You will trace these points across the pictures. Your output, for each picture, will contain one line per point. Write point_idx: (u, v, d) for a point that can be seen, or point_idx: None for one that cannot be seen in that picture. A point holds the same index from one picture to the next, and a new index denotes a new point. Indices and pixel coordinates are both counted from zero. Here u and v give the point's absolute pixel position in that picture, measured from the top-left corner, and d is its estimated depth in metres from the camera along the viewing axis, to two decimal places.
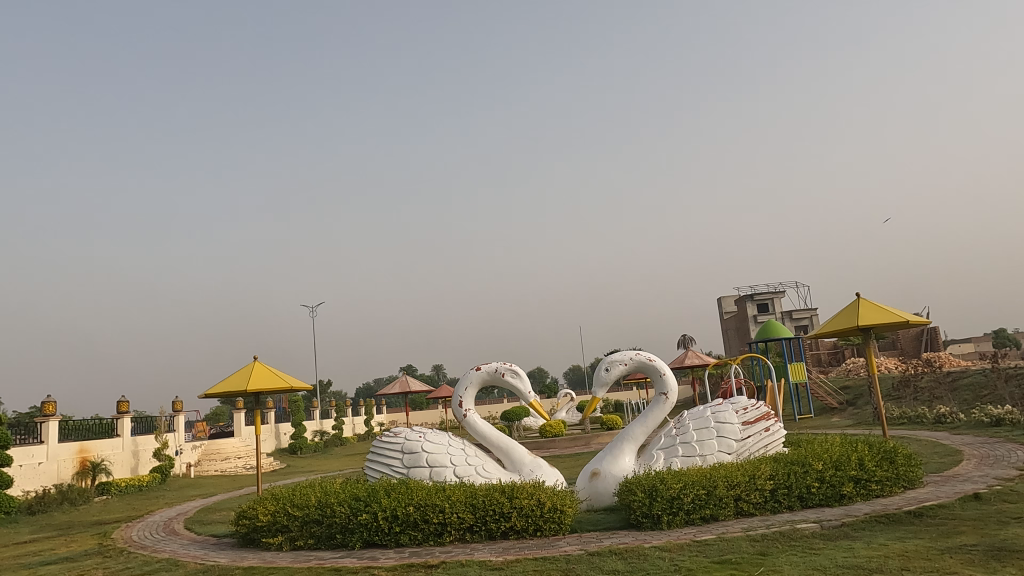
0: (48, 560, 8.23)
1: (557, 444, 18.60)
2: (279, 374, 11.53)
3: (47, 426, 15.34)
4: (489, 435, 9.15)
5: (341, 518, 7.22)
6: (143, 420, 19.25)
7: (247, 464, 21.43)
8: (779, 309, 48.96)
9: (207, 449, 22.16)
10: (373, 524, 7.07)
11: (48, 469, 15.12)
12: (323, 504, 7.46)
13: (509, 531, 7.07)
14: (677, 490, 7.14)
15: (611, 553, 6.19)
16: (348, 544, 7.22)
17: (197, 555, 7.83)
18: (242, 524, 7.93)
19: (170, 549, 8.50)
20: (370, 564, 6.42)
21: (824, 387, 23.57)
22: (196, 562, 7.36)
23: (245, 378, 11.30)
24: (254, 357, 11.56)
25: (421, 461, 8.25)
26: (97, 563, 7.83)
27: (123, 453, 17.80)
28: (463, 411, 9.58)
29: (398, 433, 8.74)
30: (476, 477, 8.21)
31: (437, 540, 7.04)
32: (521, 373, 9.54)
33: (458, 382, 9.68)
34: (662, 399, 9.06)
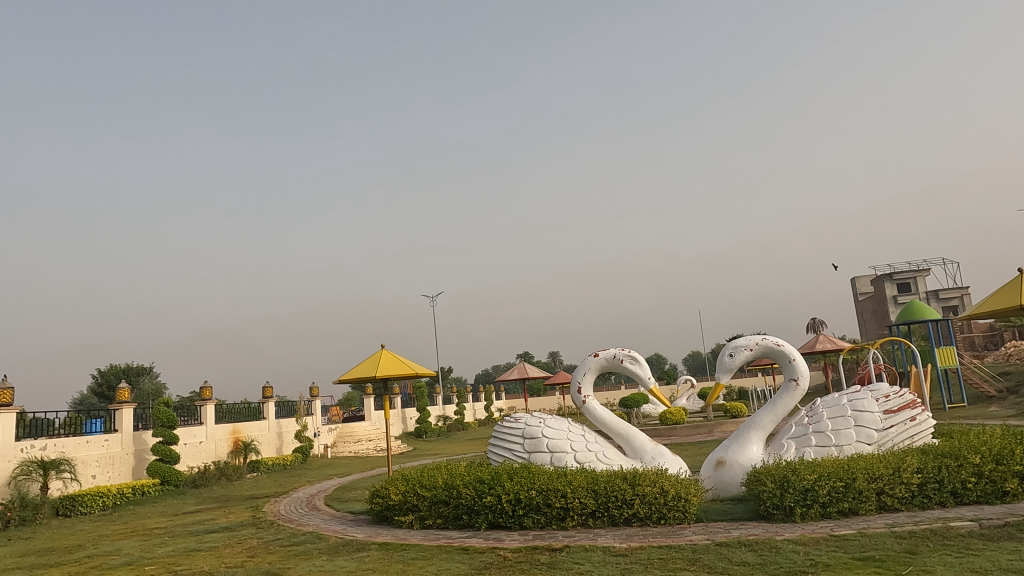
0: (212, 529, 9.15)
1: (678, 431, 18.18)
2: (405, 362, 12.06)
3: (205, 409, 17.04)
4: (609, 421, 9.10)
5: (467, 499, 7.48)
6: (285, 404, 20.89)
7: (378, 446, 22.67)
8: (923, 289, 44.93)
9: (342, 432, 23.64)
10: (497, 506, 7.28)
11: (208, 447, 16.84)
12: (449, 486, 7.76)
13: (632, 518, 7.02)
14: (811, 481, 6.76)
15: (739, 544, 5.98)
16: (474, 525, 7.47)
17: (337, 529, 8.40)
18: (376, 502, 8.41)
19: (314, 523, 9.17)
20: (496, 544, 6.60)
21: (979, 373, 21.36)
22: (336, 536, 7.90)
23: (374, 365, 11.93)
24: (382, 346, 12.16)
25: (542, 446, 8.37)
26: (252, 533, 8.60)
27: (269, 434, 19.46)
28: (582, 397, 9.56)
29: (518, 418, 8.92)
30: (597, 464, 8.21)
31: (559, 525, 7.11)
32: (640, 359, 9.40)
33: (576, 369, 9.69)
34: (792, 386, 8.59)
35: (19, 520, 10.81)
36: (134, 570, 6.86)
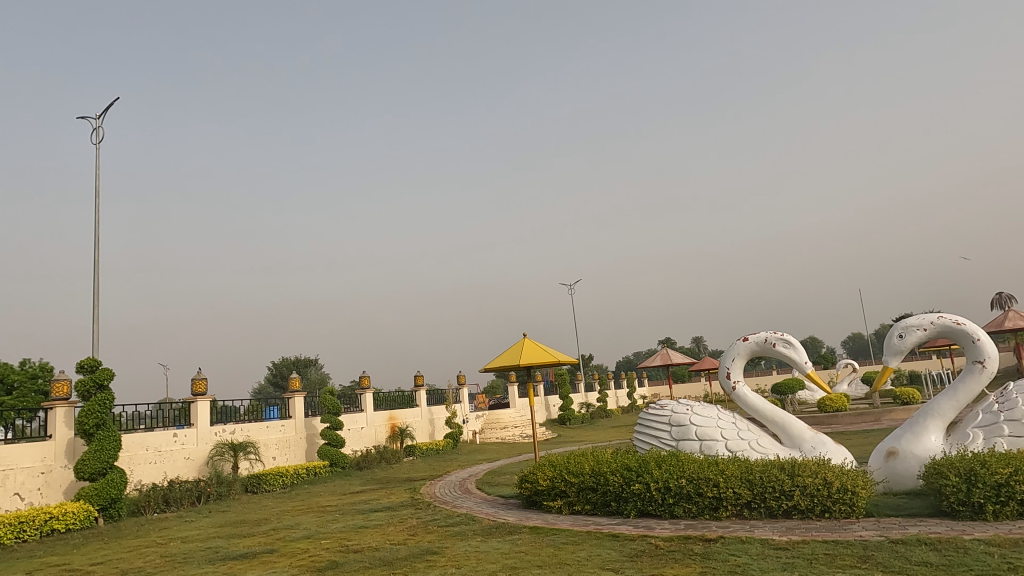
0: (376, 508, 9.85)
1: (840, 419, 16.89)
2: (547, 350, 12.22)
3: (364, 397, 18.34)
4: (763, 408, 8.64)
5: (615, 486, 7.46)
6: (436, 392, 21.97)
7: (523, 432, 23.19)
8: None
9: (489, 419, 24.47)
10: (646, 494, 7.18)
11: (369, 432, 18.14)
12: (597, 472, 7.78)
13: (792, 511, 6.64)
14: (1006, 475, 6.01)
15: (918, 542, 5.46)
16: (623, 512, 7.43)
17: (489, 512, 8.72)
18: (525, 487, 8.60)
19: (467, 505, 9.59)
20: (647, 532, 6.52)
21: None
22: (489, 519, 8.20)
23: (517, 354, 12.20)
24: (524, 335, 12.39)
25: (691, 434, 8.13)
26: (411, 514, 9.14)
27: (422, 420, 20.59)
28: (731, 384, 9.16)
29: (664, 406, 8.73)
30: (750, 453, 7.85)
31: (713, 515, 6.88)
32: (795, 343, 8.83)
33: (724, 354, 9.30)
34: (977, 368, 7.66)
35: (216, 495, 12.30)
36: (312, 543, 7.54)
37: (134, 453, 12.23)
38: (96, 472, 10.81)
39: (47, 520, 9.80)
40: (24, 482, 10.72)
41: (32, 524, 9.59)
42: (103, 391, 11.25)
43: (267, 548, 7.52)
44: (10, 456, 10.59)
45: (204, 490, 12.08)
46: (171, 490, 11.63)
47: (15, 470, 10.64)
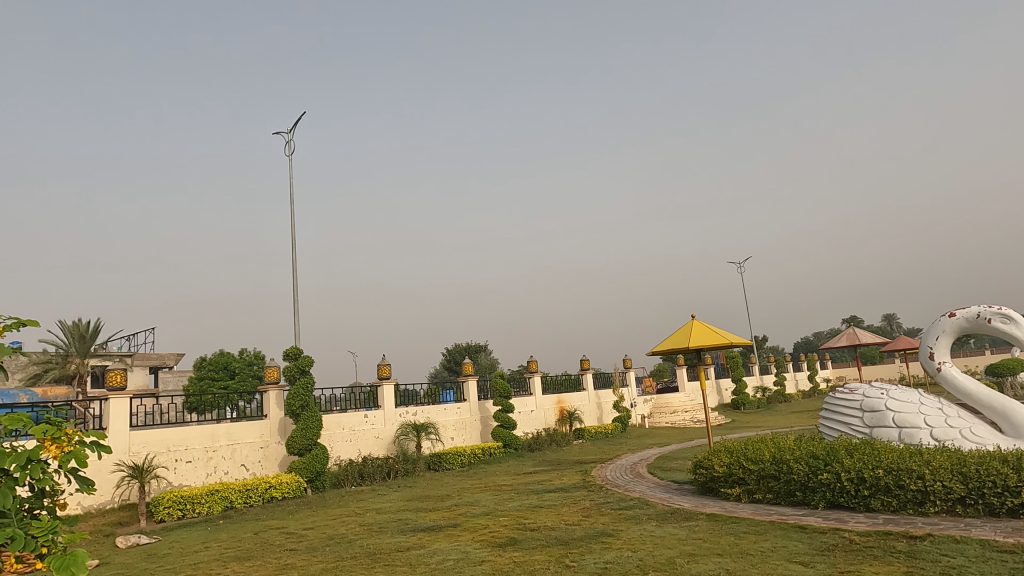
0: (550, 489, 10.10)
1: None
2: (718, 332, 11.70)
3: (533, 380, 18.82)
4: (977, 392, 7.62)
5: (800, 475, 7.00)
6: (603, 375, 22.01)
7: (695, 417, 22.49)
8: None
9: (657, 403, 24.07)
10: (837, 484, 6.65)
11: (539, 415, 18.61)
12: (779, 460, 7.35)
13: (1019, 509, 5.79)
14: None
15: None
16: (810, 503, 6.95)
17: (664, 497, 8.58)
18: (700, 473, 8.35)
19: (640, 489, 9.52)
20: (839, 526, 6.04)
21: None
22: (663, 504, 8.07)
23: (686, 336, 11.82)
24: (692, 316, 11.98)
25: (888, 421, 7.39)
26: (585, 496, 9.24)
27: (589, 404, 20.74)
28: (936, 365, 8.17)
29: (854, 390, 8.02)
30: (962, 442, 6.97)
31: (918, 510, 6.20)
32: (1017, 317, 7.65)
33: (927, 332, 8.32)
34: None
35: (404, 471, 13.31)
36: (491, 520, 7.91)
37: (333, 432, 13.61)
38: (304, 448, 12.16)
39: (267, 488, 11.24)
40: (249, 455, 12.36)
41: (256, 491, 11.07)
42: (305, 376, 12.64)
43: (451, 522, 8.01)
44: (237, 432, 12.26)
45: (393, 467, 13.14)
46: (365, 466, 12.78)
47: (241, 444, 12.30)
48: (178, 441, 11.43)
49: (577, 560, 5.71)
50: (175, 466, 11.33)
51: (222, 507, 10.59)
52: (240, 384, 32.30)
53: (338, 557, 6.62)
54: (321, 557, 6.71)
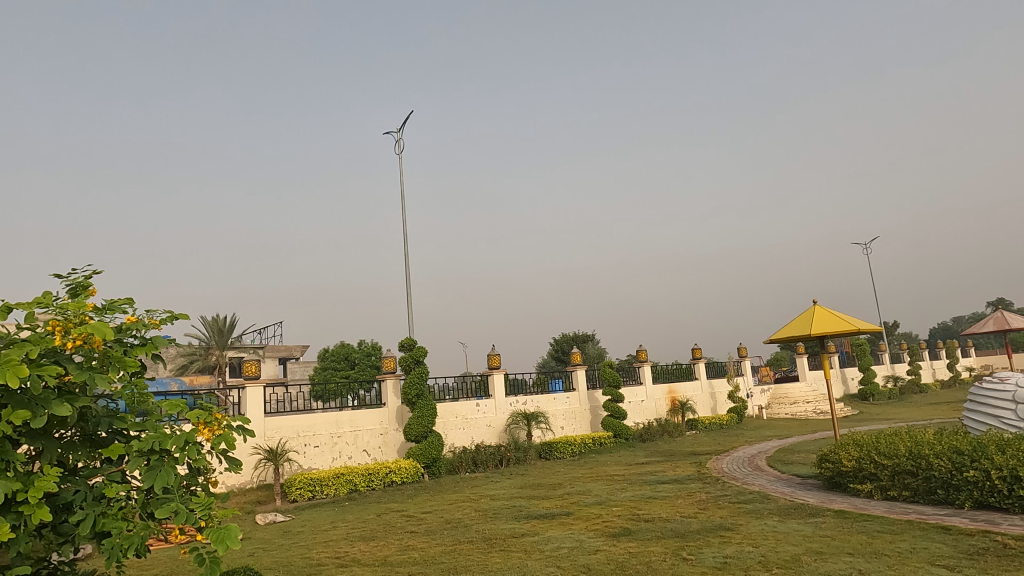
0: (663, 480, 9.91)
1: None
2: (844, 317, 10.98)
3: (642, 369, 18.51)
4: None
5: (942, 472, 6.45)
6: (716, 364, 21.29)
7: (818, 407, 21.27)
8: None
9: (776, 393, 23.00)
10: (986, 483, 6.07)
11: (650, 405, 18.30)
12: (916, 454, 6.80)
13: None
14: None
15: None
16: (954, 503, 6.39)
17: (786, 492, 8.20)
18: (826, 467, 7.90)
19: (759, 483, 9.14)
20: (990, 528, 5.51)
21: None
22: (786, 498, 7.70)
23: (808, 322, 11.18)
24: (814, 302, 11.31)
25: None
26: (700, 488, 9.00)
27: (702, 394, 20.14)
28: None
29: (1005, 379, 7.26)
30: None
31: None
32: None
33: None
34: None
35: (516, 459, 13.53)
36: (604, 509, 7.88)
37: (447, 420, 14.05)
38: (420, 435, 12.65)
39: (388, 473, 11.80)
40: (369, 440, 13.01)
41: (378, 475, 11.65)
42: (419, 365, 13.13)
43: (564, 511, 8.05)
44: (358, 419, 12.94)
45: (505, 454, 13.39)
46: (478, 454, 13.11)
47: (363, 431, 12.97)
48: (307, 427, 12.24)
49: (695, 553, 5.58)
50: (305, 451, 12.12)
51: (348, 489, 11.24)
52: (360, 373, 34.02)
53: (456, 541, 6.83)
54: (440, 540, 6.97)
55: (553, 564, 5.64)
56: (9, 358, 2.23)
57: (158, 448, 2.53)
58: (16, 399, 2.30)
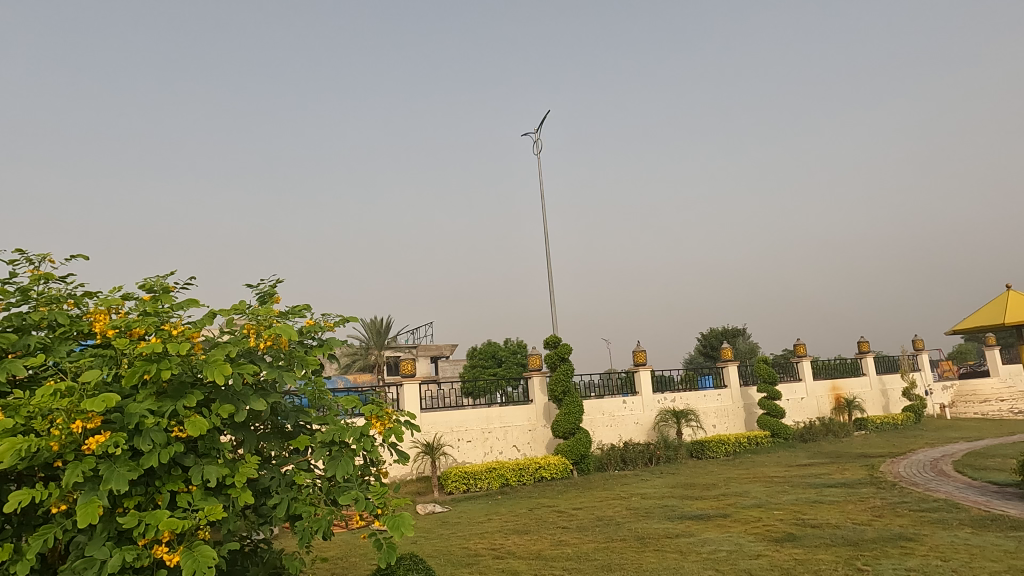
0: (830, 483, 9.23)
1: None
2: None
3: (801, 365, 17.33)
4: None
5: None
6: (887, 359, 19.45)
7: (1014, 407, 18.75)
8: None
9: (961, 390, 20.57)
10: None
11: (811, 403, 17.10)
12: None
13: None
14: None
15: None
16: None
17: (980, 501, 7.29)
18: None
19: (946, 490, 8.22)
20: None
21: None
22: (980, 508, 6.85)
23: (1000, 310, 9.89)
24: (1007, 287, 9.98)
25: None
26: (873, 493, 8.26)
27: (872, 391, 18.49)
28: None
29: None
30: None
31: None
32: None
33: None
34: None
35: (666, 458, 13.21)
36: (765, 512, 7.47)
37: (594, 417, 14.04)
38: (568, 432, 12.74)
39: (537, 469, 12.01)
40: (519, 436, 13.31)
41: (528, 471, 11.89)
42: (565, 363, 13.23)
43: (720, 512, 7.74)
44: (507, 416, 13.29)
45: (655, 453, 13.13)
46: (627, 451, 12.96)
47: (512, 427, 13.29)
48: (459, 422, 12.78)
49: (872, 564, 5.13)
50: (459, 445, 12.67)
51: (500, 483, 11.58)
52: (506, 371, 34.91)
53: (608, 539, 6.80)
54: (592, 536, 6.98)
55: (711, 567, 5.44)
56: (215, 357, 2.55)
57: (338, 440, 2.77)
58: (222, 394, 2.63)
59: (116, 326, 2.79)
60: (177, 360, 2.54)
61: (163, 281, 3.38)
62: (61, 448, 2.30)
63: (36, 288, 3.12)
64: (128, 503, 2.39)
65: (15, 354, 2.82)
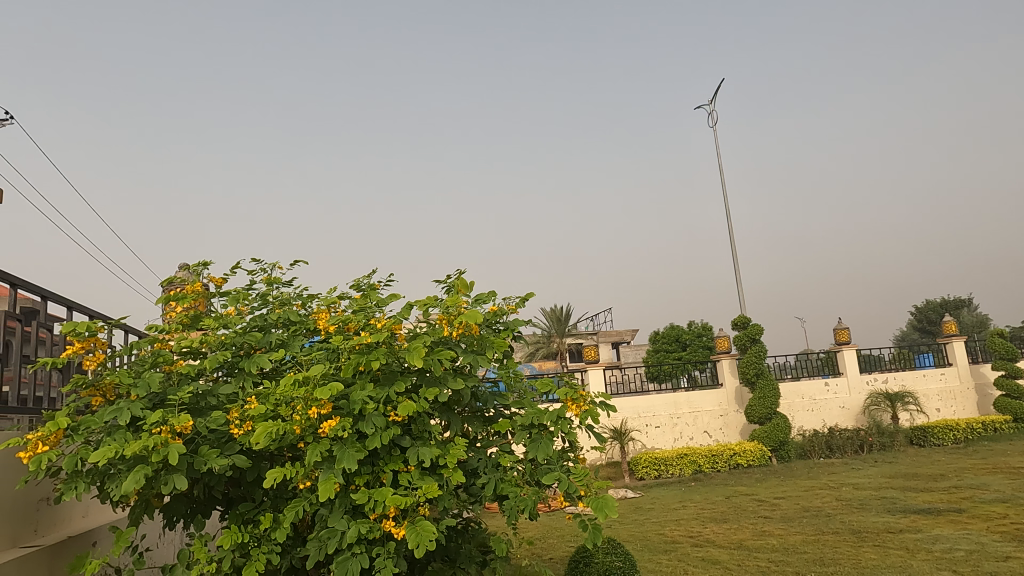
0: None
1: None
2: None
3: None
4: None
5: None
6: None
7: None
8: None
9: None
10: None
11: None
12: None
13: None
14: None
15: None
16: None
17: None
18: None
19: None
20: None
21: None
22: None
23: None
24: None
25: None
26: None
27: None
28: None
29: None
30: None
31: None
32: None
33: None
34: None
35: (880, 445, 11.96)
36: (1011, 509, 6.47)
37: (792, 401, 13.11)
38: (764, 417, 12.04)
39: (733, 455, 11.49)
40: (710, 421, 12.82)
41: (722, 457, 11.42)
42: (755, 344, 12.55)
43: (952, 507, 6.84)
44: (696, 400, 12.86)
45: (866, 440, 11.96)
46: (833, 438, 11.95)
47: (702, 412, 12.85)
48: (646, 408, 12.63)
49: None
50: (647, 430, 12.51)
51: (693, 470, 11.28)
52: (692, 354, 33.77)
53: (818, 531, 6.33)
54: (800, 528, 6.52)
55: (947, 567, 4.83)
56: (418, 346, 2.73)
57: (537, 423, 2.86)
58: (426, 380, 2.83)
59: (335, 322, 3.12)
60: (386, 351, 2.76)
61: (367, 280, 3.70)
62: (302, 431, 2.63)
63: (270, 293, 3.59)
64: (359, 480, 2.66)
65: (259, 349, 3.26)
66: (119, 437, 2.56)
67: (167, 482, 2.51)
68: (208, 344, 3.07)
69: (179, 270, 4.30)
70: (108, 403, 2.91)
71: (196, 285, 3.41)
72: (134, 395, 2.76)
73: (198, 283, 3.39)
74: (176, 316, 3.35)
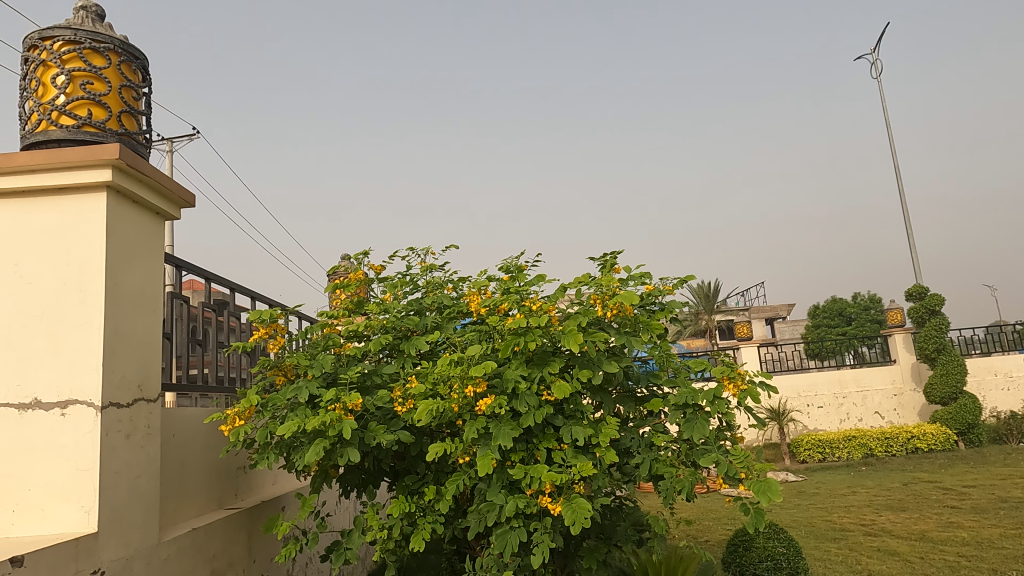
0: None
1: None
2: None
3: None
4: None
5: None
6: None
7: None
8: None
9: None
10: None
11: None
12: None
13: None
14: None
15: None
16: None
17: None
18: None
19: None
20: None
21: None
22: None
23: None
24: None
25: None
26: None
27: None
28: None
29: None
30: None
31: None
32: None
33: None
34: None
35: None
36: None
37: (982, 378, 11.64)
38: (947, 397, 10.84)
39: (910, 439, 10.49)
40: (882, 402, 11.77)
41: (898, 441, 10.46)
42: (936, 316, 11.30)
43: None
44: (865, 378, 11.85)
45: None
46: None
47: (872, 391, 11.82)
48: (808, 387, 11.84)
49: None
50: (809, 411, 11.76)
51: (863, 453, 10.46)
52: (858, 329, 31.15)
53: (1020, 525, 5.61)
54: (996, 520, 5.82)
55: None
56: (570, 327, 2.74)
57: (691, 403, 2.76)
58: (578, 360, 2.83)
59: (487, 304, 3.21)
60: (539, 332, 2.80)
61: (514, 262, 3.77)
62: (460, 409, 2.74)
63: (424, 278, 3.77)
64: (514, 456, 2.73)
65: (417, 332, 3.44)
66: (300, 412, 2.82)
67: (342, 454, 2.74)
68: (372, 328, 3.29)
69: (343, 260, 4.65)
70: (289, 381, 3.22)
71: (358, 273, 3.66)
72: (311, 374, 3.03)
73: (359, 272, 3.63)
74: (342, 302, 3.62)
